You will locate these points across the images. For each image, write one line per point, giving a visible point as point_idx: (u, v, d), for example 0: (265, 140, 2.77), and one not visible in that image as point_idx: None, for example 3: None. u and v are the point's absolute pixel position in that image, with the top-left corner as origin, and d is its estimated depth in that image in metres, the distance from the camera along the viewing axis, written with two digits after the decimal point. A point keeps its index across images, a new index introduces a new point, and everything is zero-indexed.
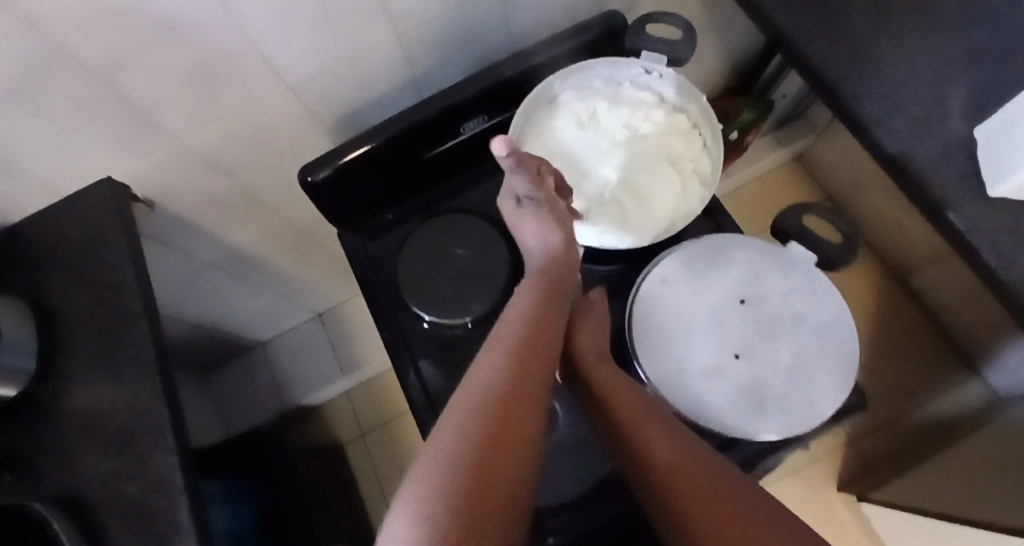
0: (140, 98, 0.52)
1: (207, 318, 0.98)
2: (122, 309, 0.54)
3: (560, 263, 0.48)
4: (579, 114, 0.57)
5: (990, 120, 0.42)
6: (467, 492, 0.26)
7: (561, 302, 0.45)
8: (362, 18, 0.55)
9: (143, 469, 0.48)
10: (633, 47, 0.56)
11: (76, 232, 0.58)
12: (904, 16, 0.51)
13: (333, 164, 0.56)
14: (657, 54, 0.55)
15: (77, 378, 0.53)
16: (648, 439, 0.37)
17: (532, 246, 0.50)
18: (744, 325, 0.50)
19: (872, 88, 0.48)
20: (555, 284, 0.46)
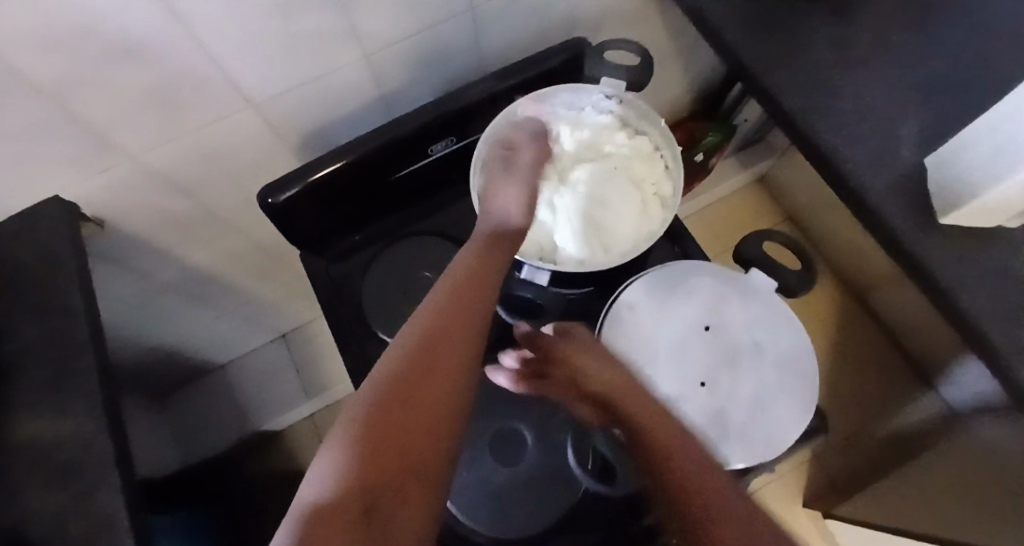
0: (94, 119, 0.50)
1: (164, 340, 0.93)
2: (67, 336, 0.51)
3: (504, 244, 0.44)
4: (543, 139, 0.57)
5: (940, 147, 0.44)
6: (374, 449, 0.27)
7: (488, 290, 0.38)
8: (328, 39, 0.55)
9: (84, 508, 0.44)
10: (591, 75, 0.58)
11: (18, 254, 0.55)
12: (860, 48, 0.53)
13: (294, 187, 0.53)
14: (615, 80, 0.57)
15: (14, 412, 0.49)
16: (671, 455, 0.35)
17: (502, 209, 0.48)
18: (708, 353, 0.51)
19: (825, 117, 0.50)
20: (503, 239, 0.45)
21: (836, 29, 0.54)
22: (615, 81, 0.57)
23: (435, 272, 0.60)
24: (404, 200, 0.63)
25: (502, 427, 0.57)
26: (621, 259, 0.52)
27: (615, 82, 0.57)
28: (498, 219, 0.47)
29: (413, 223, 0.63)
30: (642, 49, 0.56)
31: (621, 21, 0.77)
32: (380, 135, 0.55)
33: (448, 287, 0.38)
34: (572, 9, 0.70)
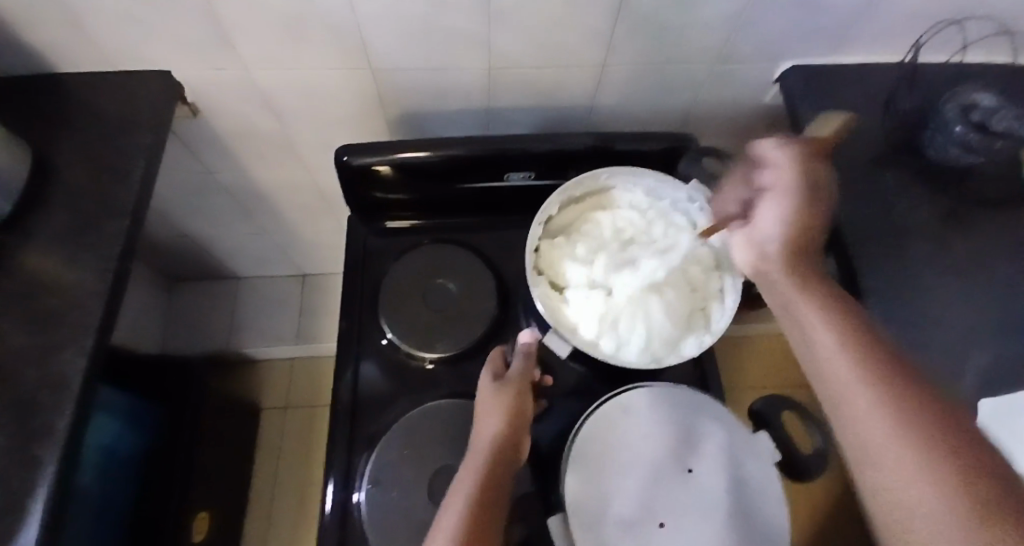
0: (228, 22, 0.53)
1: (197, 232, 0.97)
2: (116, 198, 0.54)
3: (509, 439, 0.45)
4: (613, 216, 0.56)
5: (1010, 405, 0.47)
6: None
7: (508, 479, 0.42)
8: (459, 41, 0.57)
9: (51, 358, 0.46)
10: (682, 173, 0.59)
11: (113, 110, 0.58)
12: (960, 258, 0.52)
13: (371, 155, 0.55)
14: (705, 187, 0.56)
15: (38, 243, 0.51)
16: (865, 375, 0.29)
17: (485, 420, 0.46)
18: (682, 498, 0.46)
19: (902, 318, 0.49)
20: (507, 448, 0.44)
21: (937, 233, 0.54)
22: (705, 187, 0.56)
23: (459, 286, 0.57)
24: (462, 211, 0.63)
25: (448, 467, 0.49)
26: (640, 363, 0.50)
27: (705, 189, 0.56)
28: (482, 426, 0.46)
29: (459, 234, 0.63)
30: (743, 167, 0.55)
31: (735, 131, 0.76)
32: (466, 145, 0.56)
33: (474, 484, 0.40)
34: (692, 103, 0.70)
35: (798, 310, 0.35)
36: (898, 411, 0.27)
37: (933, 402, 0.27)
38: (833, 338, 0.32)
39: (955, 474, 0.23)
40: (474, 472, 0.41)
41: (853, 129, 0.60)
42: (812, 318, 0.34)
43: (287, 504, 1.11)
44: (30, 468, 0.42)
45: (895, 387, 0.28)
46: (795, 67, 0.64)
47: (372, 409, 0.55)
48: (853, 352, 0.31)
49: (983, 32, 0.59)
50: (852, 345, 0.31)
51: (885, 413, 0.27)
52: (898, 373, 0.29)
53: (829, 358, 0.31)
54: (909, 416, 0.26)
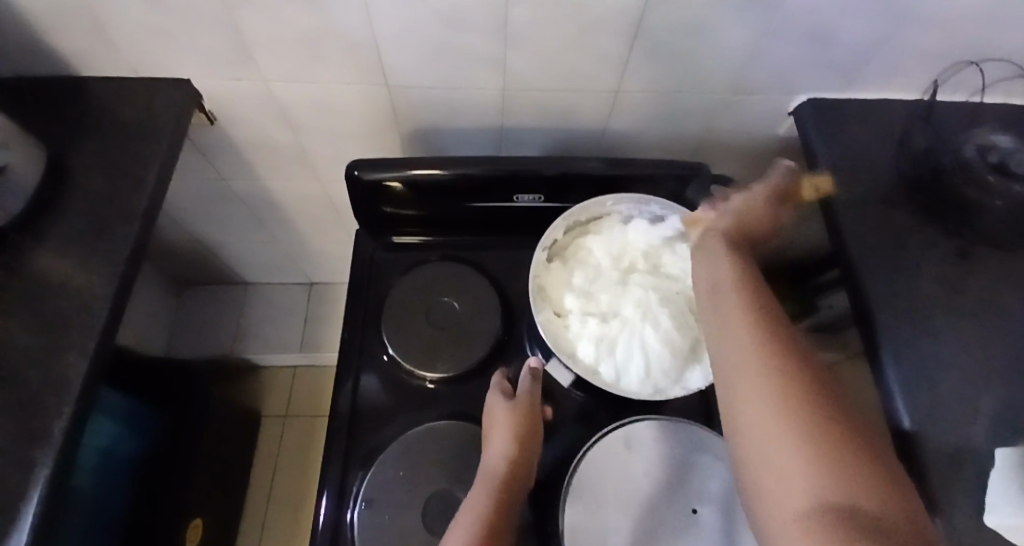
0: (251, 35, 0.54)
1: (207, 237, 0.97)
2: (129, 202, 0.54)
3: (514, 476, 0.43)
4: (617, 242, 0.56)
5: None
6: None
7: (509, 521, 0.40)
8: (476, 62, 0.58)
9: (53, 359, 0.46)
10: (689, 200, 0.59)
11: (133, 116, 0.59)
12: (976, 300, 0.51)
13: (382, 171, 0.56)
14: None
15: (48, 243, 0.52)
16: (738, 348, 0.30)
17: (491, 453, 0.45)
18: (686, 539, 0.44)
19: (916, 359, 0.48)
20: (511, 488, 0.42)
21: (952, 274, 0.53)
22: None
23: (463, 305, 0.57)
24: (470, 230, 0.63)
25: (444, 491, 0.48)
26: (645, 395, 0.49)
27: None
28: (488, 459, 0.44)
29: (466, 252, 0.63)
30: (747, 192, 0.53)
31: (747, 161, 0.76)
32: (477, 164, 0.56)
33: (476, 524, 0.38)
34: (705, 132, 0.70)
35: (717, 280, 0.34)
36: (774, 374, 0.27)
37: (811, 385, 0.27)
38: (748, 313, 0.31)
39: (852, 477, 0.23)
40: (475, 511, 0.40)
41: (867, 164, 0.59)
42: (725, 290, 0.33)
43: (280, 516, 1.10)
44: (23, 471, 0.41)
45: (797, 375, 0.27)
46: (809, 100, 0.64)
47: (370, 426, 0.54)
48: (757, 328, 0.30)
49: (1000, 73, 0.59)
50: (760, 323, 0.30)
51: (781, 397, 0.26)
52: (796, 357, 0.28)
53: (739, 335, 0.30)
54: (811, 409, 0.26)
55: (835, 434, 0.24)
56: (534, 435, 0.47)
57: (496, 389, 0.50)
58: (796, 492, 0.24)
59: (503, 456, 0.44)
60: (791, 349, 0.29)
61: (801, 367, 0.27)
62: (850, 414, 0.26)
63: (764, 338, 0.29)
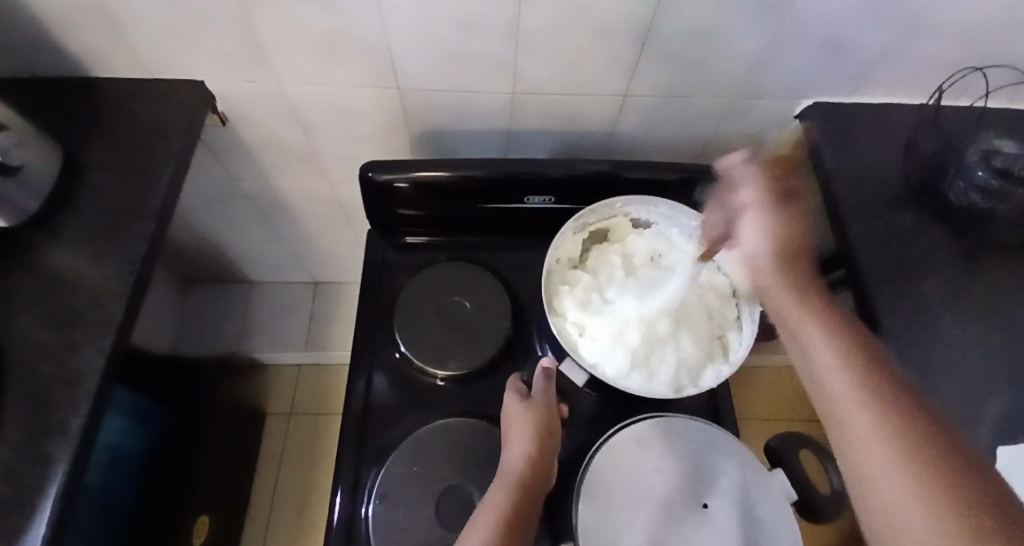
0: (267, 38, 0.55)
1: (215, 236, 0.98)
2: (144, 201, 0.55)
3: (534, 475, 0.43)
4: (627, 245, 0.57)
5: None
6: None
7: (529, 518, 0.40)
8: (488, 66, 0.59)
9: (70, 354, 0.47)
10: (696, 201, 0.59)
11: (147, 116, 0.60)
12: (980, 303, 0.52)
13: (396, 172, 0.56)
14: None
15: (65, 241, 0.52)
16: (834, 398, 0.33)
17: (510, 452, 0.45)
18: (697, 533, 0.45)
19: (922, 361, 0.49)
20: (531, 486, 0.42)
21: (956, 277, 0.53)
22: None
23: (474, 305, 0.58)
24: (480, 230, 0.64)
25: (456, 488, 0.48)
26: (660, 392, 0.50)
27: None
28: (507, 458, 0.44)
29: (475, 253, 0.64)
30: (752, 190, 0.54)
31: None
32: (489, 167, 0.57)
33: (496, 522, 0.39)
34: (712, 135, 0.71)
35: (807, 331, 0.38)
36: (876, 415, 0.30)
37: (910, 420, 0.29)
38: (835, 356, 0.35)
39: (956, 495, 0.24)
40: (495, 507, 0.40)
41: (872, 168, 0.60)
42: (817, 340, 0.37)
43: (286, 513, 1.10)
44: (42, 464, 0.42)
45: (886, 404, 0.30)
46: (815, 104, 0.65)
47: (382, 424, 0.55)
48: (853, 370, 0.33)
49: (1005, 79, 0.60)
50: (854, 365, 0.34)
51: (878, 427, 0.29)
52: (887, 388, 0.32)
53: (832, 377, 0.34)
54: (903, 433, 0.28)
55: (935, 453, 0.27)
56: (552, 435, 0.47)
57: (513, 388, 0.51)
58: (913, 519, 0.25)
59: (524, 455, 0.44)
60: (881, 382, 0.32)
61: (892, 397, 0.31)
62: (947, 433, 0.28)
63: (855, 378, 0.33)
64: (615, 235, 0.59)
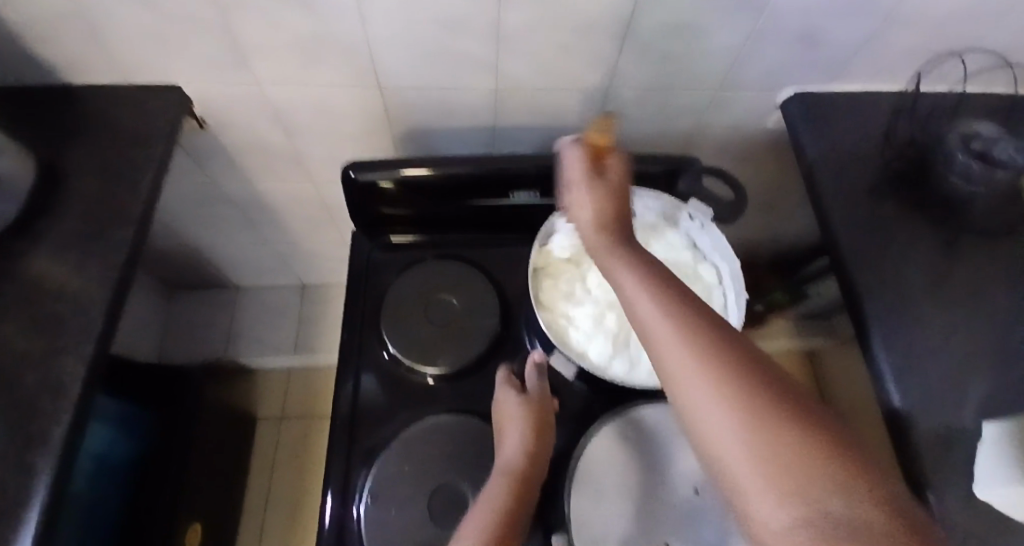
0: (244, 38, 0.54)
1: (198, 241, 0.97)
2: (123, 207, 0.54)
3: (530, 469, 0.43)
4: None
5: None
6: None
7: (526, 514, 0.40)
8: (468, 62, 0.58)
9: (50, 365, 0.46)
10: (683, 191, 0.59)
11: (124, 121, 0.59)
12: (962, 287, 0.53)
13: (378, 171, 0.56)
14: (703, 206, 0.56)
15: (41, 250, 0.51)
16: (665, 358, 0.27)
17: (506, 447, 0.45)
18: (687, 519, 0.46)
19: (905, 345, 0.50)
20: (527, 481, 0.42)
21: (937, 261, 0.54)
22: (702, 205, 0.56)
23: (462, 302, 0.58)
24: (466, 227, 0.64)
25: (449, 485, 0.48)
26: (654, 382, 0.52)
27: (703, 207, 0.56)
28: (504, 454, 0.45)
29: (462, 250, 0.64)
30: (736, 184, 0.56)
31: (736, 155, 0.77)
32: (472, 163, 0.57)
33: (492, 517, 0.39)
34: (695, 127, 0.71)
35: (627, 288, 0.31)
36: (736, 390, 0.24)
37: (783, 393, 0.23)
38: (655, 308, 0.29)
39: (840, 487, 0.19)
40: (493, 503, 0.40)
41: (853, 157, 0.60)
42: (640, 296, 0.30)
43: (279, 518, 1.10)
44: (25, 477, 0.41)
45: (730, 371, 0.25)
46: (795, 95, 0.65)
47: (373, 426, 0.54)
48: (678, 318, 0.27)
49: (981, 65, 0.61)
50: (685, 324, 0.27)
51: (726, 401, 0.23)
52: (729, 349, 0.26)
53: (659, 339, 0.28)
54: (753, 398, 0.23)
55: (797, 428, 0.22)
56: (548, 427, 0.47)
57: (507, 382, 0.51)
58: (782, 529, 0.19)
59: (520, 450, 0.44)
60: (697, 332, 0.27)
61: (736, 360, 0.25)
62: (812, 406, 0.23)
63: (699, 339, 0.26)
64: None
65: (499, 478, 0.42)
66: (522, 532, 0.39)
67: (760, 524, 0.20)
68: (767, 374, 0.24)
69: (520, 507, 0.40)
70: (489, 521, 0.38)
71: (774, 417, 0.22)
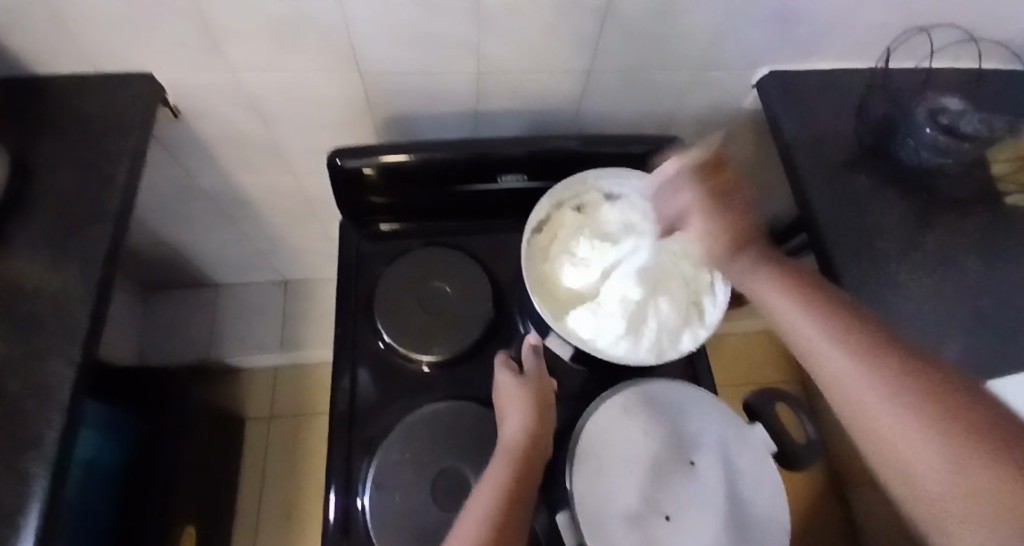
0: (219, 25, 0.52)
1: (176, 239, 0.94)
2: (99, 203, 0.52)
3: (532, 445, 0.44)
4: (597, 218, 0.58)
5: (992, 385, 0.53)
6: None
7: (530, 488, 0.41)
8: (451, 46, 0.58)
9: (35, 367, 0.45)
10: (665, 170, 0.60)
11: (95, 113, 0.57)
12: (933, 255, 0.55)
13: (365, 157, 0.55)
14: None
15: (16, 250, 0.50)
16: (815, 356, 0.36)
17: (507, 427, 0.46)
18: (685, 489, 0.47)
19: (883, 312, 0.52)
20: (529, 457, 0.43)
21: (910, 230, 0.57)
22: None
23: (454, 288, 0.58)
24: (455, 213, 0.64)
25: (451, 469, 0.49)
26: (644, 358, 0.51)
27: None
28: (505, 434, 0.45)
29: (450, 236, 0.64)
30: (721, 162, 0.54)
31: (715, 135, 0.79)
32: (460, 147, 0.56)
33: (498, 492, 0.40)
34: (676, 108, 0.72)
35: (795, 317, 0.38)
36: (874, 365, 0.32)
37: (926, 367, 0.31)
38: (829, 336, 0.36)
39: (956, 422, 0.27)
40: (496, 479, 0.41)
41: (829, 132, 0.62)
42: (805, 322, 0.37)
43: (272, 516, 1.09)
44: (16, 482, 0.40)
45: (883, 368, 0.32)
46: (772, 73, 0.66)
47: (371, 415, 0.54)
48: (824, 316, 0.37)
49: (948, 40, 0.63)
50: (859, 345, 0.34)
51: (895, 397, 0.30)
52: (892, 358, 0.32)
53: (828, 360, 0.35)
54: (922, 396, 0.29)
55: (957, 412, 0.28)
56: (547, 406, 0.48)
57: (504, 364, 0.52)
58: (922, 458, 0.27)
59: (521, 428, 0.45)
60: (869, 349, 0.33)
61: (904, 361, 0.32)
62: (957, 381, 0.30)
63: (852, 355, 0.34)
64: (591, 210, 0.58)
65: (502, 456, 0.43)
66: (528, 506, 0.40)
67: (911, 466, 0.28)
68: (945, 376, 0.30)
69: (523, 482, 0.41)
70: (494, 497, 0.39)
71: (916, 378, 0.31)
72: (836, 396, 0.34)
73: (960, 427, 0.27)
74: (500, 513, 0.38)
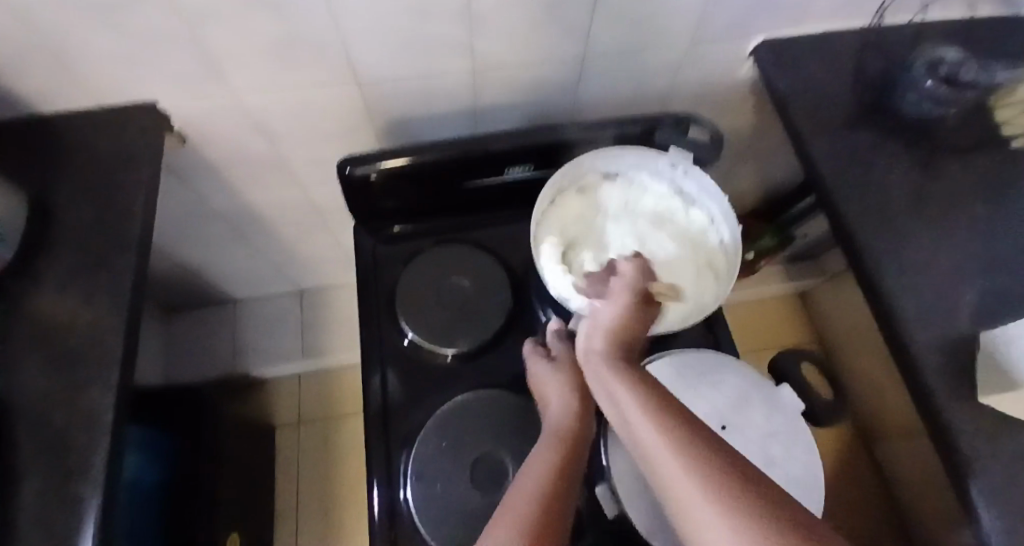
0: (217, 50, 0.53)
1: (191, 262, 0.96)
2: (119, 235, 0.54)
3: (578, 428, 0.45)
4: (594, 202, 0.59)
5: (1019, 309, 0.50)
6: None
7: (580, 467, 0.42)
8: (445, 46, 0.58)
9: (77, 397, 0.46)
10: (659, 140, 0.59)
11: (106, 146, 0.58)
12: (943, 205, 0.55)
13: (375, 164, 0.56)
14: (683, 151, 0.57)
15: (47, 286, 0.51)
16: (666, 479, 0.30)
17: (552, 411, 0.47)
18: None
19: (898, 265, 0.52)
20: (575, 442, 0.44)
21: (920, 182, 0.57)
22: (682, 150, 0.57)
23: (472, 282, 0.59)
24: (466, 208, 0.64)
25: (488, 455, 0.50)
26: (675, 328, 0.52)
27: (684, 152, 0.57)
28: (552, 417, 0.47)
29: (462, 232, 0.65)
30: (712, 126, 0.60)
31: (713, 106, 0.78)
32: (465, 144, 0.57)
33: (548, 469, 0.40)
34: (672, 84, 0.72)
35: (631, 418, 0.35)
36: (664, 425, 0.32)
37: (705, 445, 0.31)
38: (663, 437, 0.32)
39: (730, 494, 0.27)
40: (546, 459, 0.41)
41: (829, 93, 0.62)
42: (632, 407, 0.35)
43: (310, 522, 1.11)
44: (73, 509, 0.42)
45: (734, 495, 0.27)
46: (766, 40, 0.66)
47: (403, 412, 0.56)
48: (651, 405, 0.34)
49: None
50: (658, 417, 0.33)
51: (696, 471, 0.29)
52: (724, 466, 0.29)
53: (689, 495, 0.28)
54: (759, 515, 0.26)
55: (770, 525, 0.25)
56: (588, 388, 0.49)
57: (534, 354, 0.53)
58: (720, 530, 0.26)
59: (569, 410, 0.46)
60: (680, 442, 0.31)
61: (692, 440, 0.31)
62: (707, 434, 0.32)
63: (697, 447, 0.30)
64: (592, 191, 0.59)
65: (550, 437, 0.44)
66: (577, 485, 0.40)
67: None
68: (721, 448, 0.31)
69: (573, 462, 0.42)
70: (544, 473, 0.40)
71: (710, 460, 0.29)
72: (682, 515, 0.29)
73: (714, 468, 0.29)
74: (554, 483, 0.39)
